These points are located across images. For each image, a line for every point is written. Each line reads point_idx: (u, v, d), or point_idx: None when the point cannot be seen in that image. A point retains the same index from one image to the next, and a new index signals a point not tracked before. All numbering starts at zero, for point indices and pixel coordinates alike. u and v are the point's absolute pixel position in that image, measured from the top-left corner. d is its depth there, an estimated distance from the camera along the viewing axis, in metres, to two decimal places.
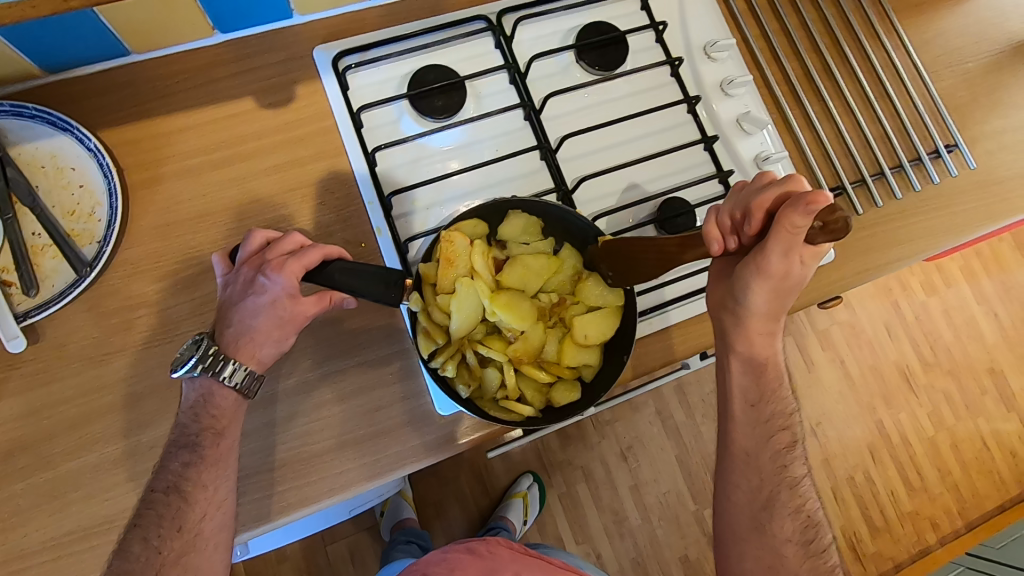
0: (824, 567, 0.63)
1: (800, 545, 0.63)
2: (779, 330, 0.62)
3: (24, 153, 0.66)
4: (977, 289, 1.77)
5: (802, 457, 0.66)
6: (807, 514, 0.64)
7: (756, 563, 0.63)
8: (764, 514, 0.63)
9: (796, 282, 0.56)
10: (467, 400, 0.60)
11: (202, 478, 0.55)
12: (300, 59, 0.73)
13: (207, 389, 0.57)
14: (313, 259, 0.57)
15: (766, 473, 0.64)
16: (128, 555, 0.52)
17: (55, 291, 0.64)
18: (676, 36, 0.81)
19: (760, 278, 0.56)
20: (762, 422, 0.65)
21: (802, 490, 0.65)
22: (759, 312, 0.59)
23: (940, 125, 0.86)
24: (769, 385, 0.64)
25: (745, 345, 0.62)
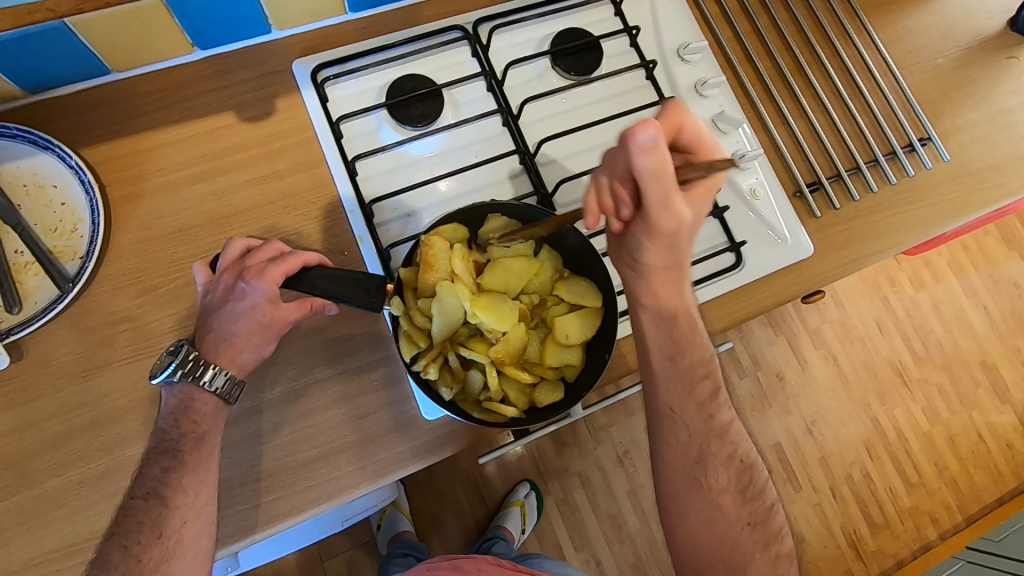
0: (761, 508, 0.63)
1: (736, 492, 0.62)
2: (683, 275, 0.62)
3: (6, 172, 0.66)
4: (965, 283, 1.78)
5: (727, 403, 0.65)
6: (739, 460, 0.64)
7: (698, 518, 0.61)
8: (699, 468, 0.62)
9: (692, 227, 0.55)
10: (450, 403, 0.60)
11: (182, 484, 0.54)
12: (278, 73, 0.75)
13: (187, 394, 0.57)
14: (294, 265, 0.58)
15: (694, 427, 0.62)
16: (106, 563, 0.51)
17: (38, 308, 0.64)
18: (649, 41, 0.83)
19: (650, 235, 0.55)
20: (682, 374, 0.63)
21: (732, 437, 0.64)
22: (660, 266, 0.59)
23: (912, 120, 0.88)
24: (683, 333, 0.63)
25: (652, 298, 0.62)
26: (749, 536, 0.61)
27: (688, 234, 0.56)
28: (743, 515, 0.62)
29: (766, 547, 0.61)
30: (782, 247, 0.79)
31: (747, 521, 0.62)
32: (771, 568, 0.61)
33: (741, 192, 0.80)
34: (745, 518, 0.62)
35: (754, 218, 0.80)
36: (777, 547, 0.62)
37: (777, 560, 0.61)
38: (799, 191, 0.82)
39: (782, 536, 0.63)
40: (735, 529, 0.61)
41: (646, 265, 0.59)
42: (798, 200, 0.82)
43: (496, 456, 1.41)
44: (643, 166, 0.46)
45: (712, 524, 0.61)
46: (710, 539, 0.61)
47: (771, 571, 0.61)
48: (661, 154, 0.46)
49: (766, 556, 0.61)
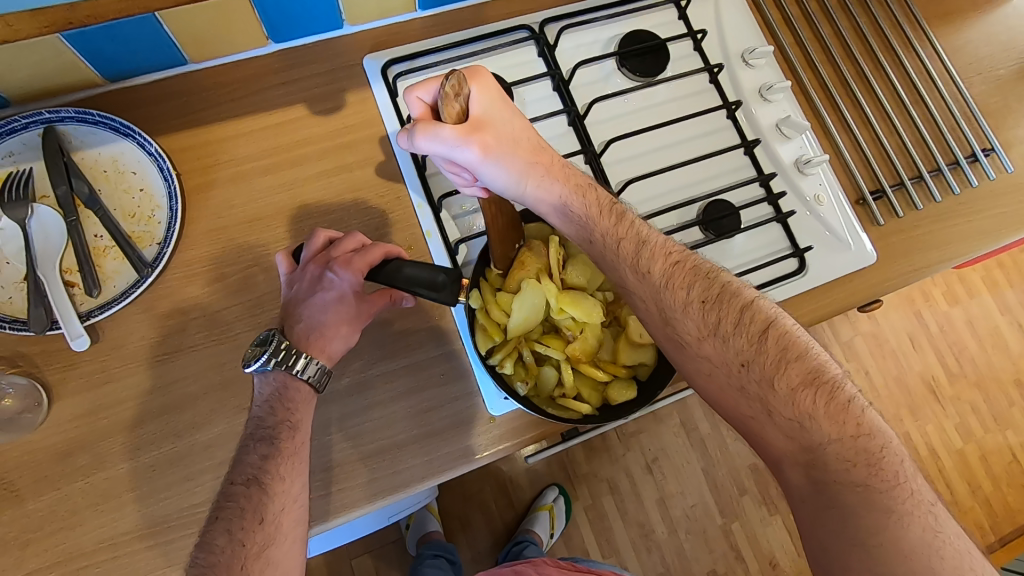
0: (750, 337, 0.53)
1: (714, 336, 0.54)
2: (549, 163, 0.61)
3: (87, 158, 0.67)
4: (1000, 299, 1.76)
5: (660, 245, 0.58)
6: (701, 301, 0.56)
7: (701, 380, 0.55)
8: (669, 329, 0.56)
9: (507, 137, 0.58)
10: (525, 397, 0.61)
11: (280, 470, 0.55)
12: (348, 68, 0.75)
13: (281, 383, 0.58)
14: (376, 257, 0.60)
15: (639, 290, 0.57)
16: (212, 548, 0.52)
17: (117, 292, 0.65)
18: (713, 45, 0.83)
19: (483, 173, 0.58)
20: (606, 250, 0.59)
21: (681, 279, 0.57)
22: (518, 177, 0.59)
23: (975, 130, 0.87)
24: (586, 202, 0.60)
25: (538, 201, 0.61)
26: (749, 377, 0.53)
27: (511, 141, 0.58)
28: (733, 357, 0.54)
29: (774, 381, 0.52)
30: (845, 254, 0.79)
31: (741, 363, 0.53)
32: (792, 398, 0.51)
33: (805, 198, 0.80)
34: (736, 360, 0.53)
35: (817, 224, 0.80)
36: (787, 375, 0.52)
37: (799, 389, 0.51)
38: (863, 199, 0.81)
39: (794, 354, 0.52)
40: (734, 376, 0.53)
41: (515, 193, 0.60)
42: (861, 207, 0.81)
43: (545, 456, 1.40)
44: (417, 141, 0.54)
45: (713, 381, 0.54)
46: (724, 399, 0.54)
47: (794, 405, 0.51)
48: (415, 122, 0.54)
49: (779, 393, 0.51)
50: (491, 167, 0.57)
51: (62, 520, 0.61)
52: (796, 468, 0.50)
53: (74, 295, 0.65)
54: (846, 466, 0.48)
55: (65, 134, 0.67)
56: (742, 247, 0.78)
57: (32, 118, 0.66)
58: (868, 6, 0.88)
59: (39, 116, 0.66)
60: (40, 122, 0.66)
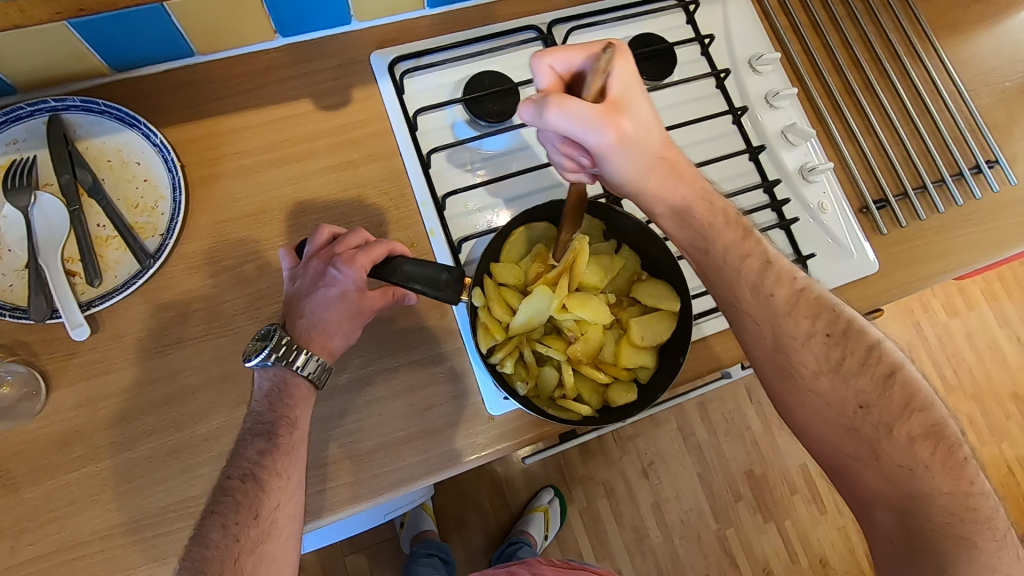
0: (873, 381, 0.54)
1: (835, 373, 0.54)
2: (676, 163, 0.57)
3: (91, 147, 0.67)
4: (999, 312, 1.76)
5: (786, 271, 0.56)
6: (827, 335, 0.55)
7: (804, 414, 0.55)
8: (782, 358, 0.55)
9: (642, 125, 0.53)
10: (525, 397, 0.62)
11: (277, 466, 0.55)
12: (355, 64, 0.75)
13: (281, 378, 0.58)
14: (380, 254, 0.60)
15: (757, 314, 0.55)
16: (205, 542, 0.51)
17: (118, 282, 0.65)
18: (720, 50, 0.83)
19: (609, 159, 0.54)
20: (724, 265, 0.56)
21: (807, 308, 0.55)
22: (644, 171, 0.56)
23: (979, 142, 0.87)
24: (710, 209, 0.57)
25: (660, 201, 0.58)
26: (866, 421, 0.53)
27: (646, 133, 0.54)
28: (852, 398, 0.54)
29: (892, 430, 0.52)
30: (847, 262, 0.79)
31: (859, 405, 0.53)
32: (909, 448, 0.52)
33: (809, 205, 0.80)
34: (855, 401, 0.54)
35: (820, 231, 0.80)
36: (908, 424, 0.52)
37: (916, 440, 0.52)
38: (866, 207, 0.81)
39: (916, 405, 0.53)
40: (847, 416, 0.53)
41: (637, 185, 0.57)
42: (864, 216, 0.81)
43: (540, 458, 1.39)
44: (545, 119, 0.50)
45: (821, 418, 0.54)
46: (829, 435, 0.54)
47: (909, 455, 0.52)
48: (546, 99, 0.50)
49: (897, 440, 0.52)
50: (619, 155, 0.53)
51: (57, 509, 0.60)
52: (890, 511, 0.52)
53: (74, 284, 0.64)
54: (950, 519, 0.50)
55: (69, 123, 0.67)
56: None
57: (37, 106, 0.66)
58: (875, 16, 0.88)
59: (44, 104, 0.66)
60: (46, 110, 0.66)
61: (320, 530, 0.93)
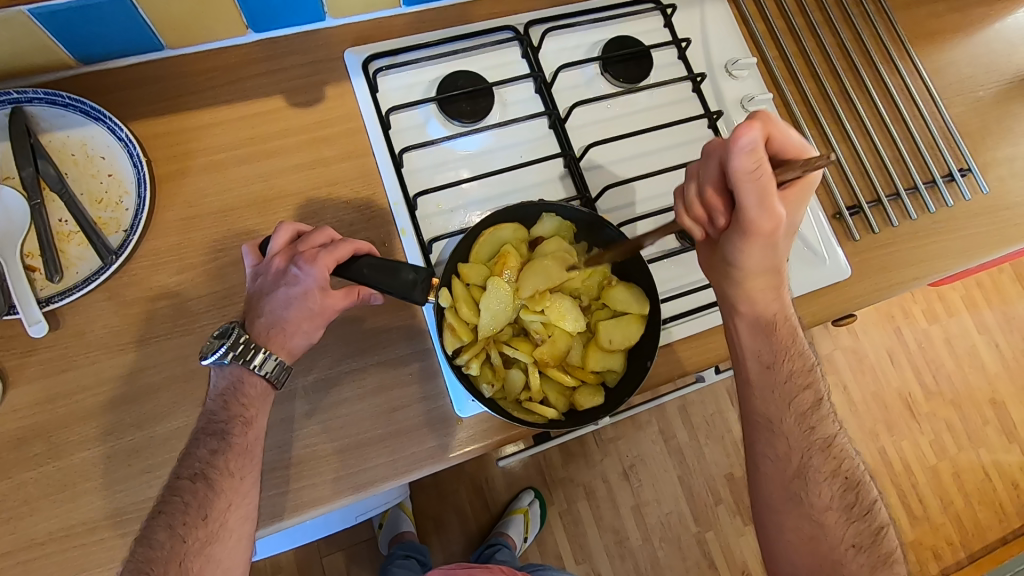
0: (868, 528, 0.62)
1: (839, 510, 0.62)
2: (780, 280, 0.62)
3: (55, 141, 0.66)
4: (978, 319, 1.78)
5: (828, 416, 0.65)
6: (843, 477, 0.63)
7: (797, 535, 0.62)
8: (799, 482, 0.63)
9: (785, 229, 0.56)
10: (491, 399, 0.62)
11: (229, 466, 0.55)
12: (329, 61, 0.74)
13: (237, 377, 0.58)
14: (344, 253, 0.59)
15: (793, 438, 0.64)
16: (151, 542, 0.51)
17: (79, 278, 0.64)
18: (698, 54, 0.83)
19: (747, 241, 0.55)
20: (782, 386, 0.64)
21: (835, 452, 0.64)
22: (755, 269, 0.59)
23: (953, 150, 0.88)
24: (780, 342, 0.64)
25: (750, 304, 0.63)
26: (854, 558, 0.60)
27: (782, 239, 0.57)
28: (847, 535, 0.61)
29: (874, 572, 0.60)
30: (821, 267, 0.79)
31: (851, 543, 0.61)
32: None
33: None
34: (849, 538, 0.61)
35: (793, 235, 0.80)
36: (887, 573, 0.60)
37: None
38: (839, 213, 0.82)
39: (894, 559, 0.61)
40: (839, 549, 0.61)
41: (743, 271, 0.59)
42: (838, 221, 0.82)
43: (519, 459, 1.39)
44: (742, 168, 0.48)
45: (814, 542, 0.61)
46: (809, 559, 0.61)
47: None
48: (761, 154, 0.48)
49: None
50: (754, 248, 0.56)
51: (11, 509, 0.59)
52: None
53: (34, 279, 0.63)
54: None
55: (33, 115, 0.65)
56: None
57: None
58: (852, 23, 0.89)
59: (6, 96, 0.64)
60: (8, 102, 0.65)
61: (287, 531, 0.92)
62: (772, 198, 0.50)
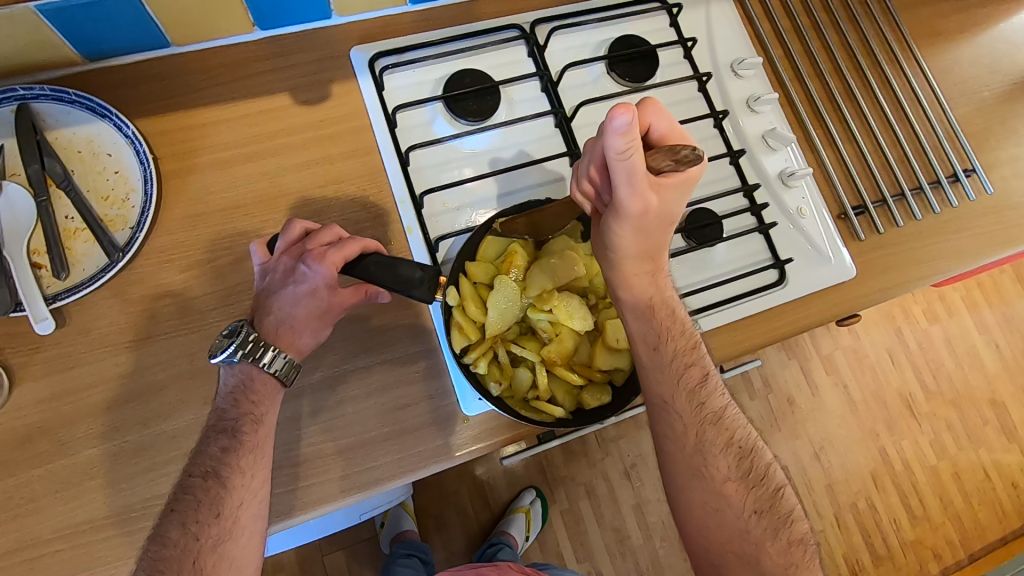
0: (766, 492, 0.60)
1: (739, 480, 0.60)
2: (659, 265, 0.62)
3: (61, 138, 0.66)
4: (978, 319, 1.79)
5: (717, 388, 0.63)
6: (738, 447, 0.61)
7: (705, 510, 0.59)
8: (698, 458, 0.60)
9: (661, 212, 0.57)
10: (499, 398, 0.61)
11: (241, 464, 0.55)
12: (335, 59, 0.74)
13: (247, 374, 0.58)
14: (352, 251, 0.59)
15: (687, 415, 0.61)
16: (164, 540, 0.51)
17: (86, 275, 0.64)
18: (703, 54, 0.83)
19: (619, 219, 0.57)
20: (668, 366, 0.61)
21: (727, 422, 0.62)
22: (630, 249, 0.59)
23: (957, 150, 0.88)
24: (669, 326, 0.62)
25: (627, 292, 0.61)
26: (757, 524, 0.59)
27: (657, 225, 0.58)
28: (748, 503, 0.59)
29: (777, 533, 0.59)
30: (826, 267, 0.79)
31: (753, 510, 0.59)
32: (785, 552, 0.58)
33: (788, 210, 0.80)
34: (751, 506, 0.59)
35: (798, 235, 0.80)
36: (790, 532, 0.59)
37: (793, 545, 0.58)
38: (844, 213, 0.82)
39: (793, 517, 0.60)
40: (743, 518, 0.59)
41: (616, 251, 0.60)
42: (843, 221, 0.82)
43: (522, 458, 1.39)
44: (615, 146, 0.49)
45: (719, 516, 0.59)
46: (718, 533, 0.59)
47: (785, 559, 0.58)
48: (634, 137, 0.49)
49: (778, 544, 0.58)
50: (623, 226, 0.57)
51: (17, 507, 0.59)
52: None
53: (40, 276, 0.63)
54: None
55: (39, 112, 0.65)
56: (723, 256, 0.77)
57: (4, 94, 0.64)
58: (857, 23, 0.89)
59: (12, 92, 0.64)
60: (14, 98, 0.64)
61: (292, 530, 0.92)
62: (636, 174, 0.52)
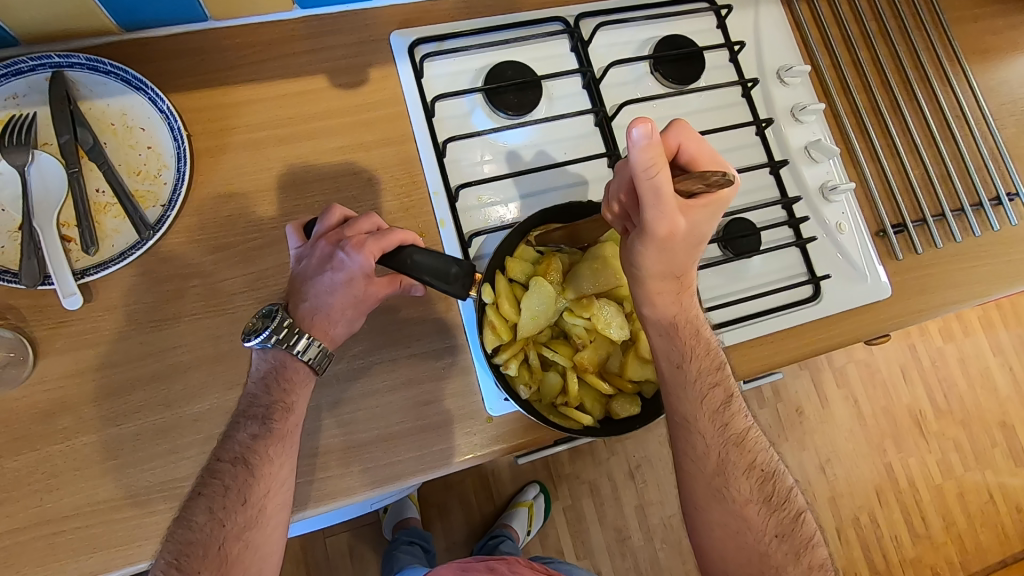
0: (788, 517, 0.59)
1: (761, 502, 0.59)
2: (685, 283, 0.58)
3: (94, 109, 0.65)
4: (994, 340, 1.77)
5: (740, 409, 0.61)
6: (760, 469, 0.60)
7: (725, 532, 0.58)
8: (719, 479, 0.59)
9: (688, 233, 0.53)
10: (527, 401, 0.61)
11: (269, 452, 0.54)
12: (374, 43, 0.72)
13: (280, 361, 0.57)
14: (391, 243, 0.58)
15: (709, 435, 0.60)
16: (191, 524, 0.51)
17: (115, 251, 0.63)
18: (750, 59, 0.81)
19: (644, 239, 0.53)
20: (691, 385, 0.59)
21: (750, 445, 0.61)
22: (657, 270, 0.56)
23: (1002, 173, 0.86)
24: (692, 345, 0.60)
25: (650, 309, 0.59)
26: (778, 548, 0.58)
27: (685, 245, 0.54)
28: (770, 527, 0.59)
29: (799, 559, 0.58)
30: (861, 285, 0.78)
31: (774, 534, 0.58)
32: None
33: (827, 224, 0.78)
34: (771, 529, 0.58)
35: (835, 250, 0.78)
36: (813, 558, 0.58)
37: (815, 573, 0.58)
38: (883, 231, 0.80)
39: (815, 543, 0.59)
40: (764, 542, 0.58)
41: (638, 269, 0.56)
42: (881, 239, 0.80)
43: (530, 458, 1.37)
44: (639, 165, 0.45)
45: (740, 539, 0.58)
46: (739, 556, 0.58)
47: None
48: (659, 155, 0.45)
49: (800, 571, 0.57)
50: (648, 245, 0.54)
51: (38, 481, 0.59)
52: None
53: (69, 250, 0.62)
54: None
55: (72, 81, 0.64)
56: (758, 268, 0.76)
57: (40, 60, 0.63)
58: (908, 35, 0.86)
59: (47, 59, 0.63)
60: (49, 66, 0.63)
61: (313, 518, 0.91)
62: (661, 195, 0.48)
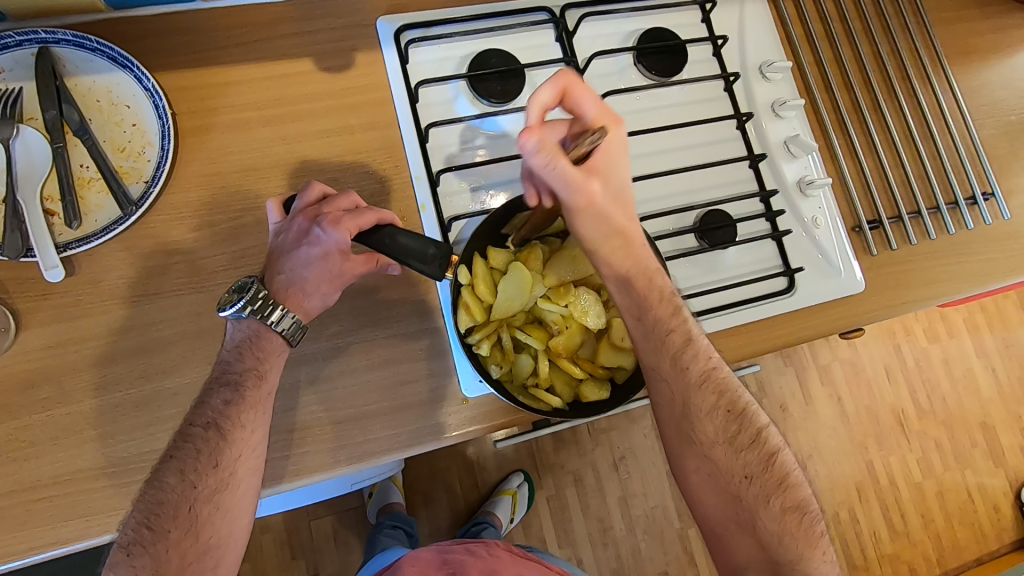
0: (758, 456, 0.60)
1: (729, 445, 0.60)
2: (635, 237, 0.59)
3: (80, 85, 0.65)
4: (979, 343, 1.79)
5: (704, 351, 0.61)
6: (727, 411, 0.61)
7: (698, 475, 0.61)
8: (687, 425, 0.60)
9: (610, 194, 0.57)
10: (497, 380, 0.63)
11: (241, 418, 0.55)
12: (361, 28, 0.73)
13: (254, 331, 0.58)
14: (368, 221, 0.59)
15: (672, 383, 0.60)
16: (162, 485, 0.52)
17: (97, 226, 0.64)
18: (733, 55, 0.82)
19: (574, 215, 0.57)
20: (650, 335, 0.60)
21: (715, 386, 0.61)
22: (602, 237, 0.58)
23: (978, 173, 0.87)
24: (647, 290, 0.59)
25: (607, 269, 0.59)
26: (748, 489, 0.59)
27: (614, 204, 0.58)
28: (739, 469, 0.60)
29: (769, 499, 0.59)
30: (836, 279, 0.79)
31: (744, 475, 0.60)
32: (778, 518, 0.59)
33: (803, 219, 0.80)
34: (741, 471, 0.60)
35: (811, 245, 0.80)
36: (782, 496, 0.60)
37: (786, 511, 0.59)
38: (859, 227, 0.81)
39: (787, 480, 0.60)
40: (734, 484, 0.60)
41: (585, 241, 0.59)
42: (856, 235, 0.82)
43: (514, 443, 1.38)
44: (534, 157, 0.51)
45: (712, 481, 0.60)
46: (712, 496, 0.60)
47: (781, 526, 0.59)
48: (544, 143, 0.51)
49: (771, 510, 0.59)
50: (583, 219, 0.57)
51: (18, 450, 0.60)
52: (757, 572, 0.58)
53: (52, 224, 0.63)
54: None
55: (58, 58, 0.65)
56: (734, 259, 0.77)
57: (26, 36, 0.63)
58: (891, 35, 0.87)
59: (34, 35, 0.63)
60: (35, 41, 0.64)
61: (294, 495, 0.94)
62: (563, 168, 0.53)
